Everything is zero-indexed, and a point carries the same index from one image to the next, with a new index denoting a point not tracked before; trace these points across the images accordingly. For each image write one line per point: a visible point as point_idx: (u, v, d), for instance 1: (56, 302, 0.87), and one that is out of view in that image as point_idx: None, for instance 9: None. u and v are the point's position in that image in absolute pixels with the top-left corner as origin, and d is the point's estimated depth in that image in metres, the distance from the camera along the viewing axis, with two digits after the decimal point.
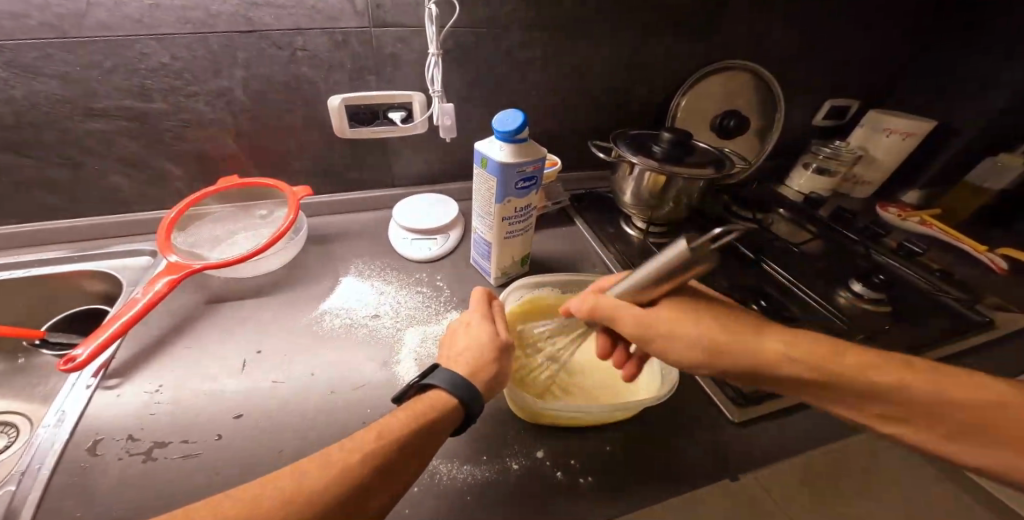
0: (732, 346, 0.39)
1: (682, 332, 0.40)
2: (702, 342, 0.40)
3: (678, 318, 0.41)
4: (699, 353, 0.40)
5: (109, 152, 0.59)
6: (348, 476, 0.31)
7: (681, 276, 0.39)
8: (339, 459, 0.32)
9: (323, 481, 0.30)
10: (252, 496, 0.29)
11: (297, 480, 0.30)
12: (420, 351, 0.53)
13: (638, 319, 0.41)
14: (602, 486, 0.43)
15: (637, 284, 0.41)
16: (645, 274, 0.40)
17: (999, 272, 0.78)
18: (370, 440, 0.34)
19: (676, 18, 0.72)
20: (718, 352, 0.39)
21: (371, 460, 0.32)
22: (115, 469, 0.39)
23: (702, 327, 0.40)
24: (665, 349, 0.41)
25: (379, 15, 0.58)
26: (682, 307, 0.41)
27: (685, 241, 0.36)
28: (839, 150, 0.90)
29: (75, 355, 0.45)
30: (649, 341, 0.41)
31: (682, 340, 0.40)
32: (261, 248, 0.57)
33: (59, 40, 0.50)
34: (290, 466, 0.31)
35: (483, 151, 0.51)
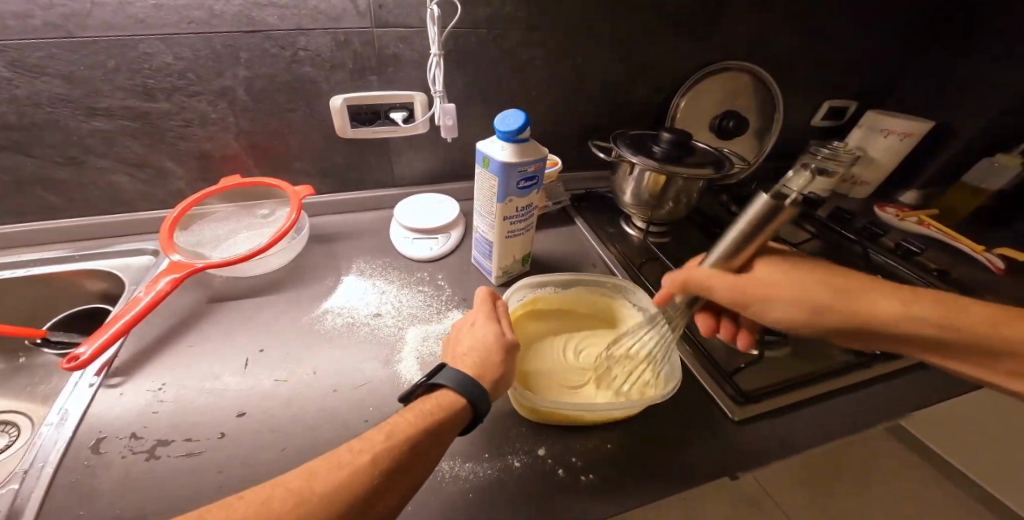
0: (846, 306, 0.41)
1: (795, 294, 0.42)
2: (806, 303, 0.42)
3: (784, 279, 0.42)
4: (803, 311, 0.42)
5: (110, 152, 0.60)
6: (356, 478, 0.31)
7: (772, 228, 0.40)
8: (346, 461, 0.32)
9: (331, 483, 0.31)
10: (259, 500, 0.29)
11: (303, 482, 0.31)
12: (421, 350, 0.53)
13: (733, 286, 0.44)
14: (604, 485, 0.43)
15: (725, 248, 0.44)
16: (734, 236, 0.42)
17: (997, 272, 0.78)
18: (377, 441, 0.34)
19: (676, 19, 0.72)
20: (754, 296, 0.43)
21: (378, 461, 0.32)
22: (118, 468, 0.40)
23: (803, 288, 0.42)
24: (765, 313, 0.44)
25: (380, 15, 0.58)
26: (789, 266, 0.43)
27: (766, 195, 0.39)
28: (837, 151, 0.89)
29: (78, 354, 0.45)
30: (749, 307, 0.44)
31: (778, 303, 0.43)
32: (263, 247, 0.57)
33: (62, 39, 0.50)
34: (298, 469, 0.32)
35: (484, 151, 0.51)
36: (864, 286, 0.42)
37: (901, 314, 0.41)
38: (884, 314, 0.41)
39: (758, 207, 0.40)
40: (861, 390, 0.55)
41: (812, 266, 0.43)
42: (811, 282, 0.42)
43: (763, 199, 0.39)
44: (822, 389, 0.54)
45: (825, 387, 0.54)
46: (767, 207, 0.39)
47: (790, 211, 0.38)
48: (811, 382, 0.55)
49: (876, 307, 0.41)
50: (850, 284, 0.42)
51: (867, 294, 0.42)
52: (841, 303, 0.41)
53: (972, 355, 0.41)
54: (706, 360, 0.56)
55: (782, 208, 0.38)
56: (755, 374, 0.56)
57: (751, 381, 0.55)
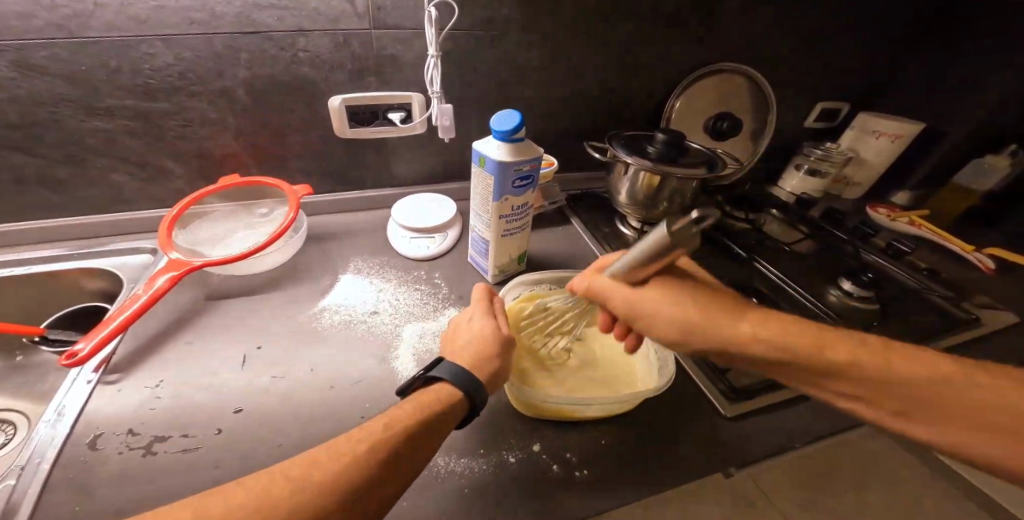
0: (705, 328, 0.40)
1: (664, 311, 0.41)
2: (678, 320, 0.41)
3: (659, 293, 0.41)
4: (676, 330, 0.41)
5: (110, 151, 0.60)
6: (356, 468, 0.32)
7: (674, 254, 0.38)
8: (347, 450, 0.33)
9: (332, 472, 0.31)
10: (261, 487, 0.30)
11: (304, 470, 0.31)
12: (418, 346, 0.54)
13: (627, 298, 0.43)
14: (598, 480, 0.44)
15: (629, 263, 0.41)
16: (637, 257, 0.40)
17: (987, 272, 0.80)
18: (377, 431, 0.34)
19: (672, 21, 0.73)
20: (640, 313, 0.42)
21: (377, 451, 0.33)
22: (115, 463, 0.40)
23: (681, 306, 0.41)
24: (651, 324, 0.42)
25: (379, 17, 0.59)
26: (666, 286, 0.42)
27: (666, 221, 0.36)
28: (829, 151, 0.91)
29: (76, 351, 0.46)
30: (640, 318, 0.43)
31: (660, 318, 0.41)
32: (261, 246, 0.57)
33: (65, 39, 0.51)
34: (300, 456, 0.32)
35: (480, 151, 0.52)
36: (731, 307, 0.41)
37: (775, 335, 0.38)
38: (733, 334, 0.39)
39: (659, 236, 0.37)
40: None
41: (683, 285, 0.41)
42: (687, 301, 0.41)
43: (663, 230, 0.36)
44: None
45: None
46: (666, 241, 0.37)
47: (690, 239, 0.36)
48: None
49: (736, 329, 0.39)
50: (725, 305, 0.41)
51: (722, 317, 0.40)
52: (696, 322, 0.40)
53: (812, 374, 0.38)
54: (700, 358, 0.57)
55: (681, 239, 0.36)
56: (747, 370, 0.56)
57: (743, 378, 0.55)
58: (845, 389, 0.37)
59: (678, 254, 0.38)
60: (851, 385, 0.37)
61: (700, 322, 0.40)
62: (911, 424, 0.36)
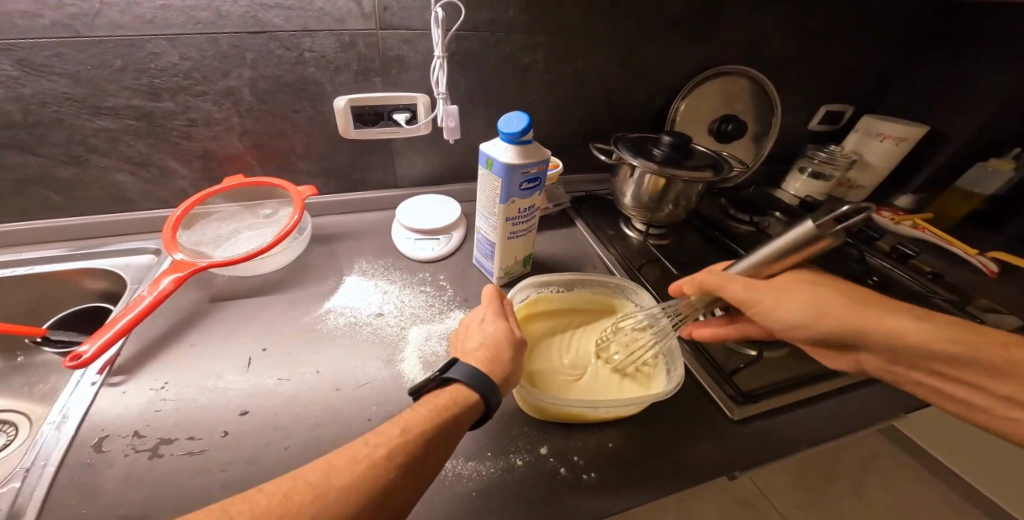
0: (842, 310, 0.39)
1: (799, 297, 0.40)
2: (814, 306, 0.40)
3: (801, 287, 0.41)
4: (810, 315, 0.40)
5: (113, 151, 0.60)
6: (374, 472, 0.31)
7: (809, 252, 0.40)
8: (363, 455, 0.32)
9: (349, 477, 0.31)
10: (280, 492, 0.29)
11: (322, 475, 0.31)
12: (423, 349, 0.53)
13: (749, 288, 0.43)
14: (607, 483, 0.44)
15: (761, 256, 0.43)
16: (765, 254, 0.42)
17: (990, 275, 0.80)
18: (393, 435, 0.34)
19: (677, 22, 0.73)
20: (760, 298, 0.42)
21: (394, 456, 0.33)
22: (121, 466, 0.40)
23: (811, 293, 0.40)
24: (774, 314, 0.42)
25: (385, 17, 0.59)
26: (816, 284, 0.41)
27: (811, 220, 0.38)
28: (834, 154, 0.90)
29: (80, 353, 0.45)
30: (758, 306, 0.42)
31: (789, 304, 0.41)
32: (265, 247, 0.57)
33: (70, 39, 0.50)
34: (316, 461, 0.32)
35: (488, 152, 0.52)
36: (831, 287, 0.41)
37: (823, 319, 0.40)
38: (897, 329, 0.37)
39: (801, 231, 0.39)
40: (855, 391, 0.56)
41: (826, 279, 0.42)
42: (822, 289, 0.40)
43: (807, 225, 0.39)
44: (818, 390, 0.55)
45: (821, 388, 0.55)
46: (808, 233, 0.39)
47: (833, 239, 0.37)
48: (807, 382, 0.55)
49: (891, 322, 0.38)
50: (856, 297, 0.40)
51: (790, 303, 0.41)
52: (766, 305, 0.42)
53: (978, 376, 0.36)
54: (707, 361, 0.56)
55: (824, 237, 0.38)
56: (753, 374, 0.56)
57: (750, 381, 0.55)
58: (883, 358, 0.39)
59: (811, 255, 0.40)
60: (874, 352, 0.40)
61: (841, 309, 0.39)
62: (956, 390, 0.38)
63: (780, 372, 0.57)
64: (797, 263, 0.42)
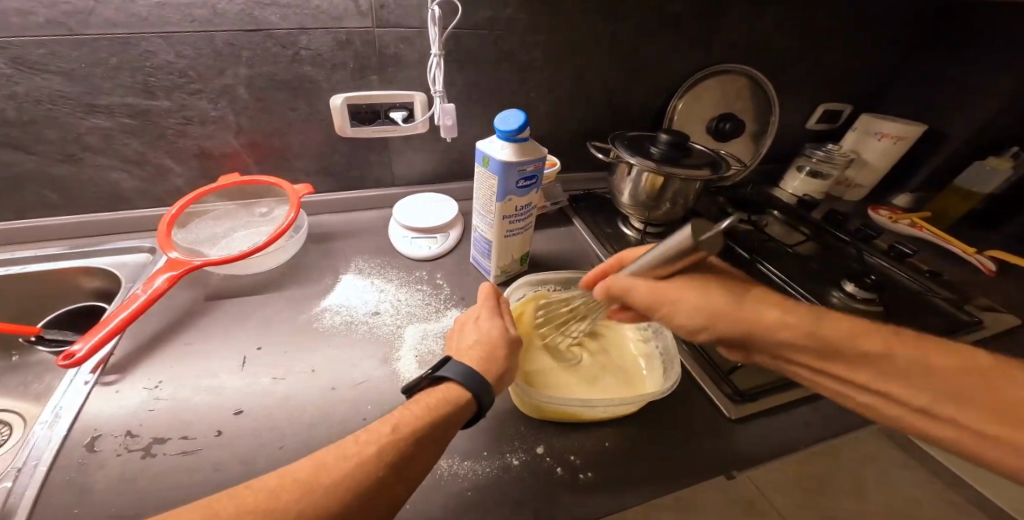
0: (734, 312, 0.40)
1: (689, 300, 0.41)
2: (705, 307, 0.41)
3: (696, 288, 0.41)
4: (703, 317, 0.41)
5: (109, 150, 0.59)
6: (365, 471, 0.31)
7: (690, 259, 0.40)
8: (353, 454, 0.32)
9: (339, 475, 0.31)
10: (269, 490, 0.29)
11: (312, 473, 0.31)
12: (420, 347, 0.53)
13: (650, 290, 0.42)
14: (603, 482, 0.44)
15: (660, 256, 0.41)
16: (654, 256, 0.41)
17: (988, 274, 0.80)
18: (384, 434, 0.34)
19: (676, 21, 0.73)
20: (665, 301, 0.42)
21: (385, 455, 0.32)
22: (113, 465, 0.39)
23: (705, 296, 0.41)
24: (673, 316, 0.42)
25: (382, 15, 0.58)
26: (693, 281, 0.42)
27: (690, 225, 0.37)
28: (832, 153, 0.90)
29: (74, 351, 0.45)
30: (662, 306, 0.42)
31: (685, 308, 0.41)
32: (261, 246, 0.56)
33: (64, 36, 0.50)
34: (306, 460, 0.32)
35: (484, 150, 0.52)
36: (759, 297, 0.42)
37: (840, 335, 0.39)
38: (785, 328, 0.39)
39: (687, 235, 0.38)
40: None
41: (724, 279, 0.42)
42: (715, 291, 0.41)
43: (688, 231, 0.37)
44: (815, 389, 0.54)
45: None
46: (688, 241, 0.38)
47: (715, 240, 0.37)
48: None
49: (765, 318, 0.40)
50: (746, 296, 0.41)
51: (757, 307, 0.41)
52: (805, 326, 0.39)
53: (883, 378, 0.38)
54: (705, 359, 0.56)
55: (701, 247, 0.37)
56: (750, 373, 0.56)
57: (748, 380, 0.55)
58: (859, 378, 0.38)
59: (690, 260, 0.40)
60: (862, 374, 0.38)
61: (726, 309, 0.40)
62: (853, 392, 0.39)
63: (778, 371, 0.57)
64: (685, 265, 0.41)
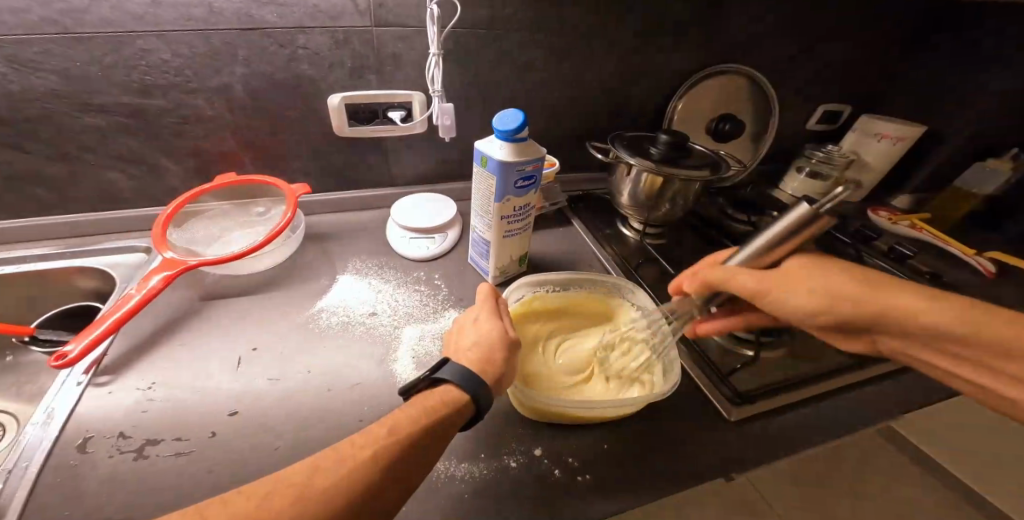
0: (865, 300, 0.39)
1: (809, 282, 0.40)
2: (826, 292, 0.40)
3: (809, 275, 0.41)
4: (825, 301, 0.40)
5: (103, 149, 0.59)
6: (359, 475, 0.31)
7: (809, 234, 0.41)
8: (348, 457, 0.31)
9: (332, 478, 0.30)
10: (261, 494, 0.29)
11: (304, 477, 0.30)
12: (417, 349, 0.53)
13: (757, 278, 0.43)
14: (601, 485, 0.43)
15: (761, 245, 0.43)
16: (762, 241, 0.43)
17: (988, 275, 0.80)
18: (379, 436, 0.33)
19: (675, 21, 0.73)
20: (769, 287, 0.42)
21: (380, 459, 0.32)
22: (105, 468, 0.39)
23: (812, 293, 0.40)
24: (784, 301, 0.42)
25: (380, 14, 0.58)
26: (810, 264, 0.41)
27: (808, 205, 0.40)
28: (832, 154, 0.90)
29: (66, 352, 0.44)
30: (767, 296, 0.43)
31: (801, 293, 0.41)
32: (257, 246, 0.56)
33: (59, 35, 0.50)
34: (300, 463, 0.31)
35: (483, 150, 0.51)
36: (801, 275, 0.41)
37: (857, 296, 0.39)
38: (902, 305, 0.38)
39: (799, 214, 0.40)
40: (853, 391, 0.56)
41: (839, 264, 0.41)
42: (841, 276, 0.40)
43: (805, 209, 0.40)
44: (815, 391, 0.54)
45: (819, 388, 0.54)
46: (806, 215, 0.40)
47: (827, 219, 0.39)
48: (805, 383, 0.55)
49: (899, 301, 0.38)
50: (879, 279, 0.39)
51: (888, 289, 0.39)
52: (862, 297, 0.39)
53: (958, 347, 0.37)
54: (703, 361, 0.56)
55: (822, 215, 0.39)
56: (750, 375, 0.56)
57: (747, 382, 0.55)
58: (957, 354, 0.38)
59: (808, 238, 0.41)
60: (918, 337, 0.39)
61: (863, 294, 0.39)
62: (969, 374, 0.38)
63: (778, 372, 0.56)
64: (802, 244, 0.42)
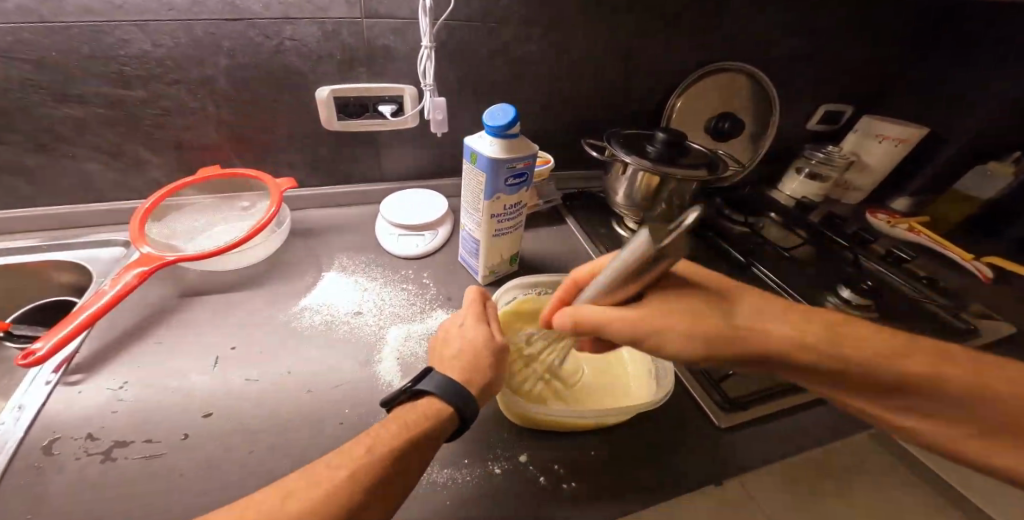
0: (743, 335, 0.39)
1: (676, 322, 0.39)
2: (699, 335, 0.39)
3: (662, 313, 0.40)
4: (698, 345, 0.39)
5: (82, 140, 0.57)
6: (335, 497, 0.29)
7: (654, 270, 0.36)
8: (324, 478, 0.30)
9: (306, 502, 0.29)
10: None
11: (277, 502, 0.29)
12: (401, 350, 0.51)
13: (630, 317, 0.39)
14: (587, 494, 0.42)
15: (615, 273, 0.38)
16: (622, 264, 0.37)
17: (984, 281, 0.79)
18: (357, 456, 0.32)
19: (676, 16, 0.71)
20: (648, 328, 0.39)
21: (358, 479, 0.31)
22: (71, 470, 0.37)
23: (688, 329, 0.39)
24: (661, 345, 0.39)
25: (370, 5, 0.56)
26: (666, 300, 0.41)
27: (648, 230, 0.34)
28: (831, 155, 0.89)
29: (34, 350, 0.43)
30: (647, 339, 0.40)
31: (671, 332, 0.39)
32: (239, 241, 0.54)
33: (34, 24, 0.48)
34: (272, 487, 0.30)
35: (472, 146, 0.50)
36: (761, 306, 0.41)
37: (795, 333, 0.40)
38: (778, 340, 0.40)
39: (642, 240, 0.35)
40: (848, 397, 0.54)
41: (683, 297, 0.41)
42: (676, 309, 0.40)
43: (648, 236, 0.34)
44: (807, 397, 0.53)
45: (811, 395, 0.53)
46: (648, 250, 0.34)
47: (666, 256, 0.34)
48: (798, 389, 0.53)
49: (773, 331, 0.40)
50: (753, 305, 0.41)
51: (761, 321, 0.40)
52: (738, 335, 0.39)
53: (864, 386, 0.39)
54: (694, 365, 0.55)
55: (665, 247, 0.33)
56: (743, 381, 0.54)
57: (738, 388, 0.53)
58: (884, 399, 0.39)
59: (660, 267, 0.36)
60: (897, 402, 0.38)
61: (728, 330, 0.39)
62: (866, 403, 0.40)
63: (771, 378, 0.55)
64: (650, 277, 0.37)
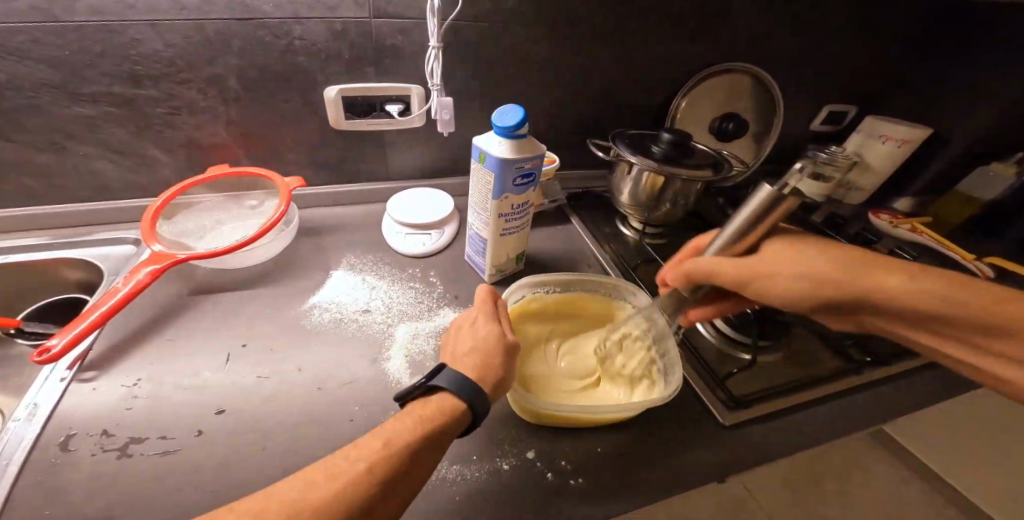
0: (846, 281, 0.39)
1: (785, 268, 0.41)
2: (805, 276, 0.40)
3: (792, 249, 0.41)
4: (805, 285, 0.40)
5: (91, 139, 0.57)
6: (354, 490, 0.30)
7: (773, 218, 0.41)
8: (343, 470, 0.31)
9: (327, 493, 0.29)
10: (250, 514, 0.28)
11: (299, 493, 0.29)
12: (410, 348, 0.52)
13: (739, 266, 0.43)
14: (594, 489, 0.42)
15: (739, 228, 0.43)
16: (741, 223, 0.43)
17: (986, 282, 0.79)
18: (375, 449, 0.32)
19: (682, 16, 0.71)
20: (753, 274, 0.42)
21: (376, 472, 0.31)
22: (87, 466, 0.38)
23: (800, 264, 0.40)
24: (769, 291, 0.42)
25: (379, 5, 0.57)
26: (784, 243, 0.42)
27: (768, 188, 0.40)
28: (835, 156, 0.90)
29: (50, 347, 0.43)
30: (750, 285, 0.43)
31: (784, 278, 0.41)
32: (249, 239, 0.55)
33: (46, 23, 0.48)
34: (293, 478, 0.30)
35: (481, 146, 0.50)
36: (870, 260, 0.40)
37: (911, 287, 0.38)
38: (890, 286, 0.38)
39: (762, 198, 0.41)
40: (850, 397, 0.55)
41: (802, 243, 0.41)
42: (812, 257, 0.40)
43: (767, 190, 0.40)
44: (811, 395, 0.53)
45: (815, 394, 0.53)
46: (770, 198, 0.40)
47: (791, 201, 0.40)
48: (802, 388, 0.54)
49: (891, 280, 0.38)
50: (854, 257, 0.40)
51: (878, 271, 0.39)
52: (844, 279, 0.39)
53: (960, 326, 0.37)
54: (699, 363, 0.55)
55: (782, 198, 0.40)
56: (747, 380, 0.55)
57: (743, 386, 0.54)
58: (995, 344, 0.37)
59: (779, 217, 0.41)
60: (981, 341, 0.37)
61: (836, 275, 0.39)
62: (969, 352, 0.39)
63: (775, 376, 0.55)
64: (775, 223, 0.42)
